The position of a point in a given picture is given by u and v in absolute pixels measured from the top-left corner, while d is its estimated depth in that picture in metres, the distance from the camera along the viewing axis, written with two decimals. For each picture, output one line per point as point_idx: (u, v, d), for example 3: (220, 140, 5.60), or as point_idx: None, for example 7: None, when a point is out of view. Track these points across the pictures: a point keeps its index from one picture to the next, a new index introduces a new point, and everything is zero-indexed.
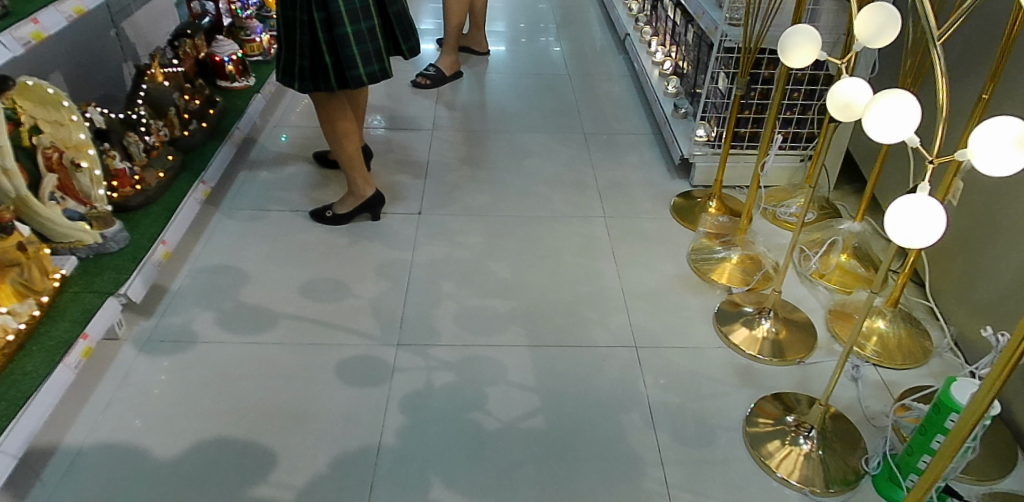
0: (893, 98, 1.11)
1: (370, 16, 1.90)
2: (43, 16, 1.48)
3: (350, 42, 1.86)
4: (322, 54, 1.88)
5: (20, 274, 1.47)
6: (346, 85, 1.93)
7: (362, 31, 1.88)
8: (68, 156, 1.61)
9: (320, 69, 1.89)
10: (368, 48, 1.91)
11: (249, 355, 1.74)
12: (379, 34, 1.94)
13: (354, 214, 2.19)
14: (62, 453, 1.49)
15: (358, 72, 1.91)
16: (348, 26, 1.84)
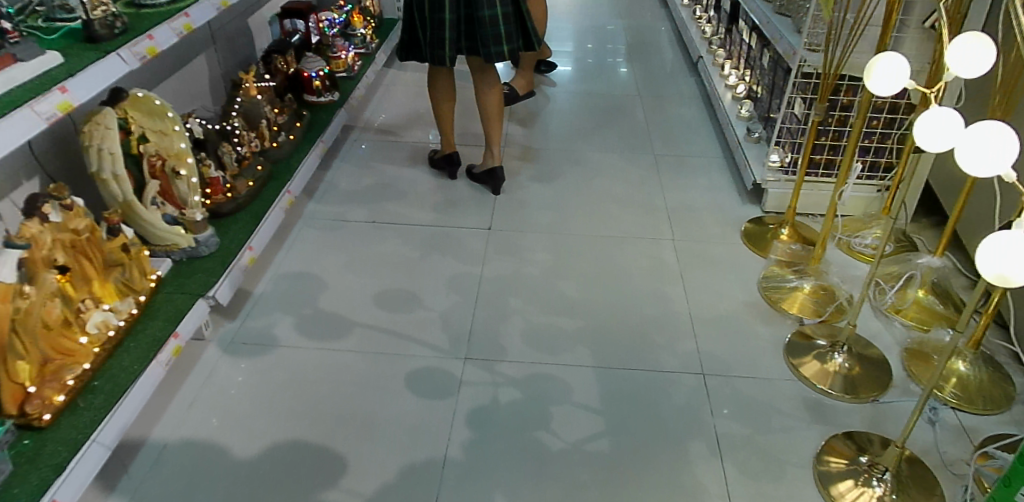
0: (985, 130, 1.07)
1: (444, 9, 2.17)
2: (157, 32, 1.61)
3: (426, 25, 2.22)
4: (415, 32, 2.30)
5: (122, 274, 1.61)
6: (424, 61, 2.32)
7: (435, 20, 2.19)
8: (170, 164, 1.71)
9: (412, 44, 2.32)
10: (438, 35, 2.23)
11: (324, 361, 1.80)
12: (447, 27, 2.19)
13: (438, 162, 2.58)
14: (150, 446, 1.57)
15: (429, 52, 2.28)
16: (426, 13, 2.19)
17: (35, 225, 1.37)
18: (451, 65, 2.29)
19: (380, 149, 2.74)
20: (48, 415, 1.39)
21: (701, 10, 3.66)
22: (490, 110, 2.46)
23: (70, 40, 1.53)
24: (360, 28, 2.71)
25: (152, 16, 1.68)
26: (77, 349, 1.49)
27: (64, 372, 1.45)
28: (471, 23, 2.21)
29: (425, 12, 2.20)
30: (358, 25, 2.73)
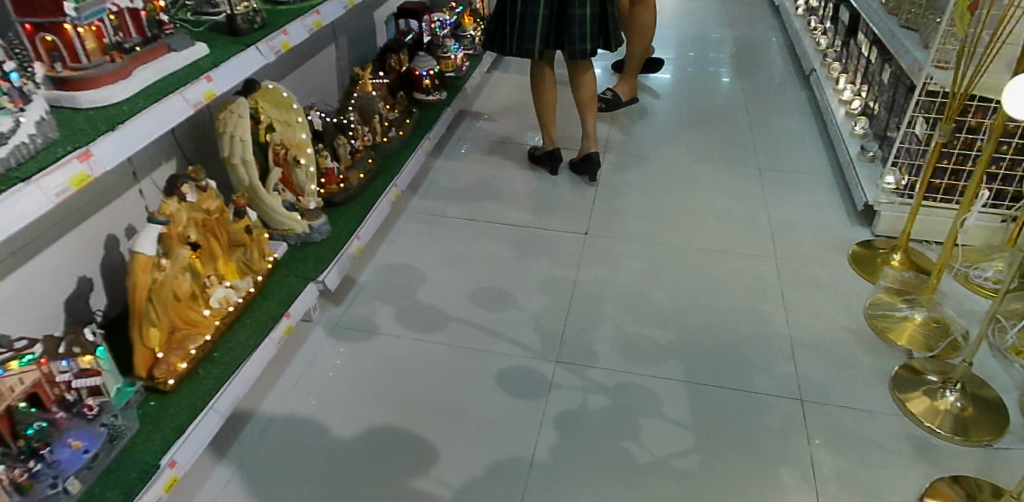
0: None
1: (539, 4, 2.20)
2: (292, 28, 1.71)
3: (516, 20, 2.25)
4: (502, 25, 2.33)
5: (244, 254, 1.72)
6: (507, 52, 2.34)
7: (527, 15, 2.22)
8: (291, 153, 1.82)
9: (498, 34, 2.33)
10: (528, 29, 2.25)
11: (421, 352, 1.85)
12: (540, 23, 2.22)
13: (540, 160, 2.63)
14: (258, 418, 1.66)
15: (515, 45, 2.30)
16: (520, 6, 2.22)
17: (175, 203, 1.47)
18: (535, 59, 2.31)
19: (480, 149, 2.78)
20: (172, 380, 1.51)
21: (816, 21, 3.52)
22: (585, 103, 2.51)
23: (215, 33, 1.65)
24: (470, 30, 2.78)
25: (286, 12, 1.78)
26: (200, 320, 1.59)
27: (188, 342, 1.55)
28: (561, 20, 2.23)
29: (521, 6, 2.23)
30: (468, 27, 2.80)
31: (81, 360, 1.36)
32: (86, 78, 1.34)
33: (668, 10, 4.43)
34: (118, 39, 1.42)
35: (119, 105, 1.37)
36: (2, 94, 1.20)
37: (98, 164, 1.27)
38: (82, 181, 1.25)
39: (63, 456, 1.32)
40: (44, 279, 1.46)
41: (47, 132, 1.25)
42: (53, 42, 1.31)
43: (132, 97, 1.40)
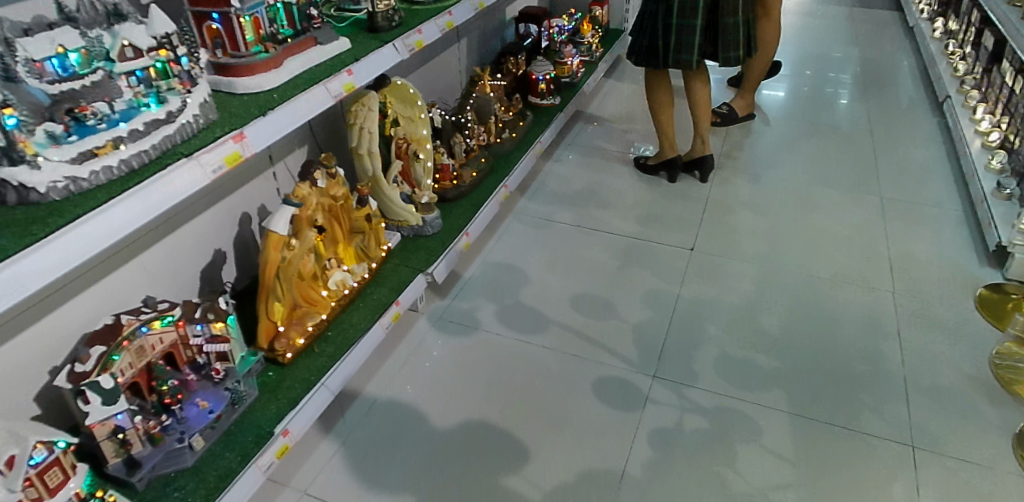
0: None
1: (695, 15, 2.22)
2: (425, 27, 1.77)
3: (672, 33, 2.26)
4: (654, 40, 2.32)
5: (363, 241, 1.80)
6: (661, 66, 2.36)
7: (685, 26, 2.25)
8: (412, 148, 1.89)
9: (650, 50, 2.34)
10: (685, 41, 2.27)
11: (521, 352, 1.87)
12: (698, 33, 2.24)
13: (655, 168, 2.64)
14: (363, 399, 1.74)
15: (670, 58, 2.31)
16: (675, 19, 2.24)
17: (306, 188, 1.56)
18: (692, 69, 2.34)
19: (588, 156, 2.79)
20: (290, 354, 1.59)
21: (955, 46, 3.32)
22: (701, 110, 2.51)
23: (356, 29, 1.74)
24: (587, 36, 2.76)
25: (422, 13, 1.85)
26: (319, 300, 1.68)
27: (306, 319, 1.64)
28: (713, 30, 2.33)
29: (673, 20, 2.24)
30: (586, 32, 2.76)
31: (213, 326, 1.48)
32: (243, 67, 1.44)
33: (790, 27, 4.28)
34: (272, 30, 1.51)
35: (268, 92, 1.46)
36: (173, 76, 1.35)
37: (250, 145, 1.35)
38: (235, 159, 1.33)
39: (190, 414, 1.45)
40: (186, 248, 1.59)
41: (207, 114, 1.38)
42: (217, 30, 1.42)
43: (281, 85, 1.49)
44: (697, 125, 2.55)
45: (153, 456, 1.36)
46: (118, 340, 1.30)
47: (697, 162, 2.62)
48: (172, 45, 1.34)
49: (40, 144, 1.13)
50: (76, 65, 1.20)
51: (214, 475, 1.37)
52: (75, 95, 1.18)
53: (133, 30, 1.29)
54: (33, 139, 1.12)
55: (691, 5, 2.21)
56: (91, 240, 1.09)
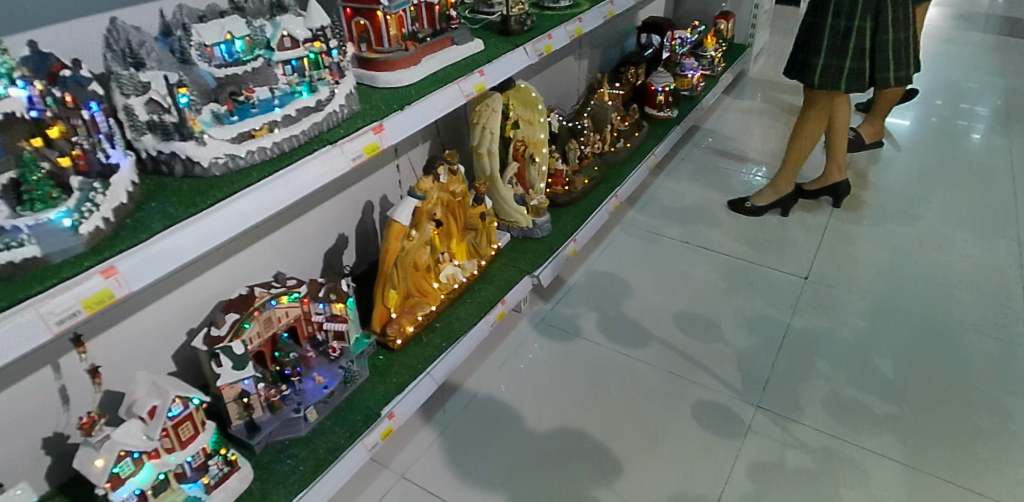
0: None
1: (902, 28, 2.17)
2: (555, 32, 1.79)
3: (886, 48, 2.16)
4: (859, 60, 2.17)
5: (475, 238, 1.84)
6: (873, 86, 2.22)
7: (898, 40, 2.17)
8: (529, 151, 1.93)
9: (859, 71, 2.18)
10: (899, 55, 2.20)
11: (621, 365, 1.86)
12: (906, 45, 2.20)
13: (768, 208, 2.50)
14: (462, 393, 1.77)
15: (889, 75, 2.20)
16: (890, 33, 2.14)
17: (429, 182, 1.62)
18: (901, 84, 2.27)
19: (700, 173, 2.74)
20: (400, 341, 1.65)
21: None
22: (835, 141, 2.43)
23: (488, 31, 1.79)
24: (711, 50, 2.73)
25: (552, 17, 1.88)
26: (430, 291, 1.73)
27: (417, 308, 1.69)
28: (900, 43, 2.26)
29: (889, 35, 2.14)
30: (709, 46, 2.74)
31: (334, 306, 1.56)
32: (385, 62, 1.50)
33: (926, 53, 4.03)
34: (413, 28, 1.57)
35: (406, 88, 1.51)
36: (324, 67, 1.41)
37: (388, 137, 1.41)
38: (373, 149, 1.38)
39: (307, 387, 1.52)
40: (314, 229, 1.68)
41: (351, 105, 1.44)
42: (364, 26, 1.50)
43: (417, 82, 1.54)
44: (829, 155, 2.47)
45: (271, 422, 1.45)
46: (250, 309, 1.39)
47: (828, 188, 2.53)
48: (326, 38, 1.40)
49: (206, 123, 1.23)
50: (239, 52, 1.32)
51: (324, 447, 1.44)
52: (238, 80, 1.31)
53: (292, 21, 1.36)
54: (200, 118, 1.23)
55: (898, 20, 2.16)
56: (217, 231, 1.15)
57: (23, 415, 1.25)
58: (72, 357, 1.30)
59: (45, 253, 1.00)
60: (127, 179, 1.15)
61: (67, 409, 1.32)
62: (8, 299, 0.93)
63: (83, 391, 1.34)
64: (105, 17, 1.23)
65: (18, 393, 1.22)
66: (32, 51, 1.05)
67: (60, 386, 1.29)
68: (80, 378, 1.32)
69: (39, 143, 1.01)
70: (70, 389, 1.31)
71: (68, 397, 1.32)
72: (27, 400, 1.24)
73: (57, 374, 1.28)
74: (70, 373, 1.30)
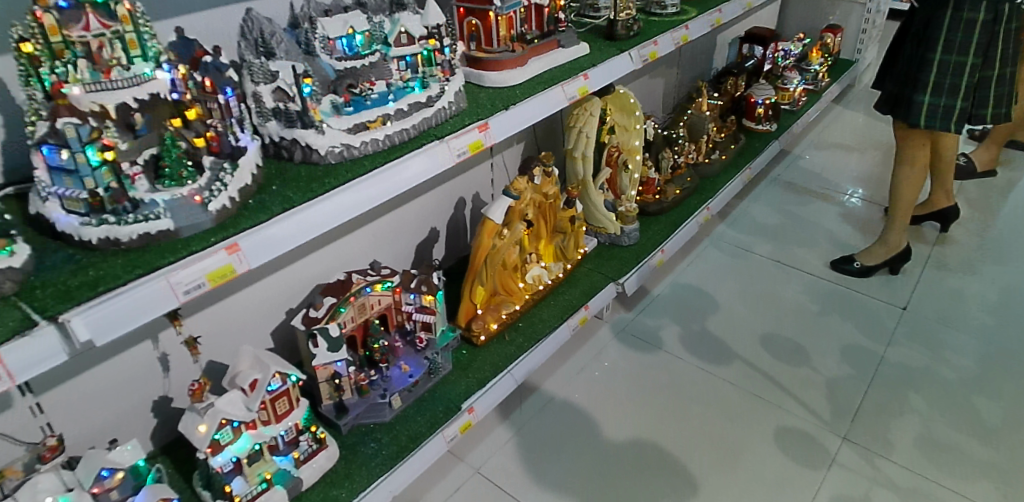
0: None
1: (1009, 63, 1.96)
2: (661, 39, 1.77)
3: (993, 85, 1.95)
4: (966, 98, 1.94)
5: (563, 241, 1.84)
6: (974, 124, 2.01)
7: (1004, 75, 1.96)
8: (622, 158, 1.91)
9: (963, 111, 1.96)
10: (1003, 91, 1.99)
11: (702, 382, 1.81)
12: (1011, 79, 1.99)
13: (879, 267, 2.20)
14: (540, 395, 1.78)
15: (988, 112, 1.99)
16: (997, 68, 1.93)
17: (524, 182, 1.63)
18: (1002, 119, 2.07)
19: (792, 190, 2.65)
20: (484, 337, 1.67)
21: None
22: (942, 166, 2.29)
23: (595, 34, 1.80)
24: (815, 64, 2.66)
25: (660, 24, 1.87)
26: (516, 291, 1.74)
27: (502, 306, 1.71)
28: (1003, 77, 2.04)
29: (997, 70, 1.94)
30: (815, 59, 2.67)
31: (424, 298, 1.58)
32: (493, 62, 1.53)
33: None
34: (522, 30, 1.59)
35: (511, 88, 1.53)
36: (437, 65, 1.44)
37: (492, 135, 1.42)
38: (478, 147, 1.40)
39: (394, 374, 1.57)
40: (409, 221, 1.72)
41: (459, 102, 1.46)
42: (476, 25, 1.53)
43: (523, 83, 1.55)
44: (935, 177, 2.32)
45: (358, 405, 1.50)
46: (346, 294, 1.43)
47: (934, 213, 2.40)
48: (440, 36, 1.43)
49: (326, 113, 1.30)
50: (360, 46, 1.38)
51: (406, 435, 1.48)
52: (356, 73, 1.36)
53: (411, 19, 1.40)
54: (320, 108, 1.29)
55: (1007, 55, 1.95)
56: (319, 220, 1.18)
57: (130, 378, 1.32)
58: (170, 332, 1.36)
59: (177, 227, 1.07)
60: (253, 161, 1.19)
61: (166, 376, 1.39)
62: (144, 268, 1.01)
63: (184, 360, 1.41)
64: (239, 7, 1.28)
65: (126, 357, 1.30)
66: (180, 37, 1.15)
67: (158, 355, 1.35)
68: (181, 348, 1.39)
69: (179, 124, 1.12)
70: (171, 358, 1.38)
71: (168, 364, 1.39)
72: (131, 364, 1.31)
73: (155, 346, 1.34)
74: (168, 345, 1.36)
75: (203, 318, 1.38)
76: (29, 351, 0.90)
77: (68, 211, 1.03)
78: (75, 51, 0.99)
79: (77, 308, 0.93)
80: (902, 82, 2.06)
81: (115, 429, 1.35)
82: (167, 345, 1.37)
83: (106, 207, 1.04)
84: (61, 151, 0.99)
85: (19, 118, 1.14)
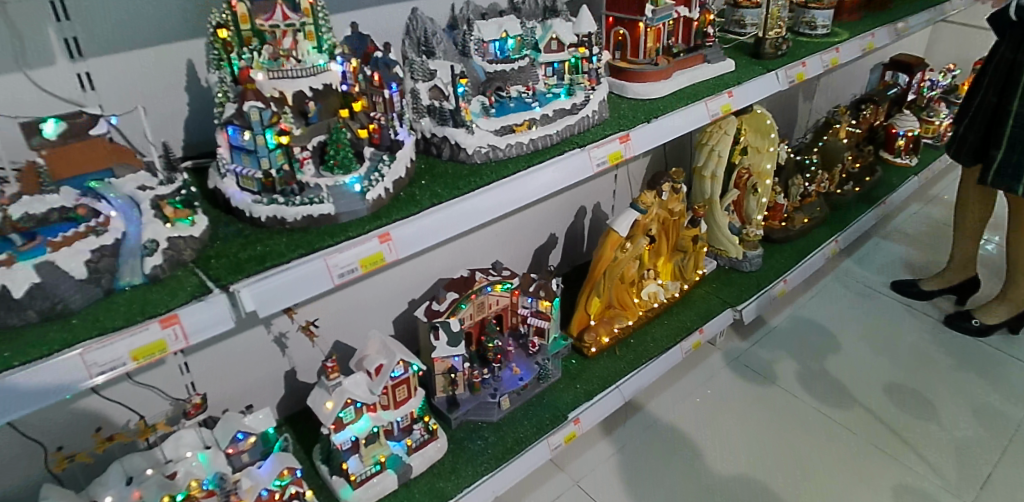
0: None
1: None
2: (810, 60, 1.71)
3: None
4: None
5: (682, 260, 1.81)
6: None
7: None
8: (752, 180, 1.87)
9: None
10: None
11: (816, 424, 1.72)
12: None
13: (1000, 326, 2.01)
14: (645, 415, 1.75)
15: None
16: None
17: (651, 196, 1.61)
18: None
19: (928, 232, 2.50)
20: (594, 349, 1.66)
21: None
22: None
23: (741, 52, 1.77)
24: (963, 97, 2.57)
25: (808, 46, 1.80)
26: (630, 306, 1.72)
27: (615, 320, 1.69)
28: None
29: None
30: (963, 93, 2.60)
31: (540, 302, 1.59)
32: (638, 73, 1.52)
33: None
34: (668, 43, 1.59)
35: (655, 101, 1.51)
36: (583, 73, 1.45)
37: (632, 147, 1.39)
38: (618, 157, 1.37)
39: (504, 375, 1.57)
40: (531, 226, 1.74)
41: (603, 111, 1.44)
42: (623, 35, 1.54)
43: (667, 96, 1.53)
44: None
45: (469, 402, 1.51)
46: (468, 291, 1.45)
47: None
48: (591, 44, 1.43)
49: (475, 114, 1.32)
50: (510, 50, 1.40)
51: (511, 437, 1.48)
52: (505, 76, 1.38)
53: (563, 26, 1.41)
54: (470, 108, 1.33)
55: None
56: (464, 216, 1.19)
57: (256, 352, 1.39)
58: (283, 317, 1.40)
59: (337, 212, 1.11)
60: (408, 155, 1.22)
61: (285, 354, 1.44)
62: (306, 248, 1.06)
63: (302, 345, 1.46)
64: (406, 6, 1.34)
65: (257, 331, 1.37)
66: (356, 33, 1.21)
67: (273, 336, 1.40)
68: (297, 332, 1.44)
69: (345, 115, 1.17)
70: (287, 339, 1.43)
71: (286, 344, 1.44)
72: (260, 338, 1.38)
73: (268, 329, 1.38)
74: (282, 327, 1.40)
75: (328, 300, 1.43)
76: (205, 312, 0.95)
77: (242, 188, 1.11)
78: (262, 37, 1.09)
79: (246, 280, 0.99)
80: (986, 134, 1.88)
81: (249, 395, 1.43)
82: (281, 328, 1.41)
83: (277, 187, 1.11)
84: (244, 132, 1.06)
85: (204, 97, 1.22)
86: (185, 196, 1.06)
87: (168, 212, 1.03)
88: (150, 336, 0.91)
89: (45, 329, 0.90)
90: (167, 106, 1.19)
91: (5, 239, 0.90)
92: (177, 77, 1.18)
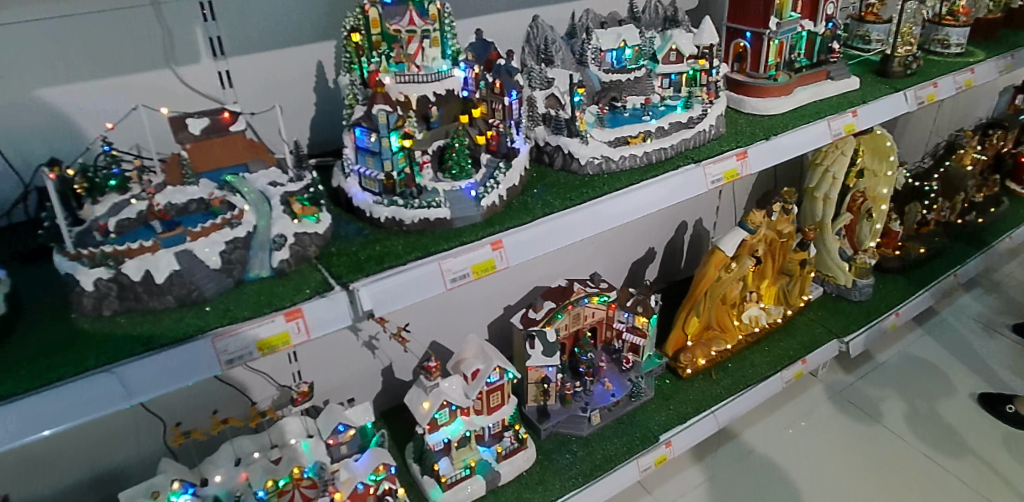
0: None
1: None
2: (942, 80, 1.59)
3: None
4: None
5: (787, 283, 1.74)
6: None
7: None
8: (867, 205, 1.76)
9: None
10: None
11: (925, 471, 1.60)
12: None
13: None
14: (739, 444, 1.68)
15: None
16: None
17: (761, 216, 1.55)
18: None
19: None
20: (690, 370, 1.61)
21: None
22: None
23: (866, 69, 1.68)
24: None
25: (940, 66, 1.69)
26: (730, 328, 1.66)
27: (713, 343, 1.64)
28: None
29: None
30: None
31: (637, 318, 1.56)
32: (756, 88, 1.46)
33: None
34: (791, 58, 1.53)
35: (772, 117, 1.45)
36: (701, 85, 1.40)
37: (749, 165, 1.32)
38: (733, 175, 1.30)
39: (597, 390, 1.55)
40: (629, 238, 1.71)
41: (719, 126, 1.38)
42: (743, 48, 1.51)
43: (785, 113, 1.46)
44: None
45: (559, 414, 1.49)
46: (565, 302, 1.44)
47: None
48: (712, 56, 1.38)
49: (590, 124, 1.31)
50: (627, 60, 1.41)
51: (600, 454, 1.45)
52: (620, 85, 1.38)
53: (683, 36, 1.39)
54: (585, 119, 1.32)
55: None
56: (575, 228, 1.15)
57: (354, 348, 1.42)
58: (374, 323, 1.42)
59: (452, 217, 1.11)
60: (523, 163, 1.22)
61: (375, 355, 1.46)
62: (421, 252, 1.06)
63: (397, 348, 1.50)
64: (528, 13, 1.35)
65: (359, 327, 1.40)
66: (479, 40, 1.23)
67: (362, 341, 1.42)
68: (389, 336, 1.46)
69: (465, 121, 1.20)
70: (378, 343, 1.45)
71: (376, 346, 1.46)
72: (360, 334, 1.41)
73: (356, 333, 1.40)
74: (370, 333, 1.43)
75: (430, 301, 1.46)
76: (326, 309, 0.95)
77: (364, 189, 1.13)
78: (389, 41, 1.11)
79: (364, 279, 0.98)
80: None
81: (348, 389, 1.47)
82: (370, 332, 1.43)
83: (397, 189, 1.12)
84: (371, 134, 1.08)
85: (331, 98, 1.27)
86: (313, 193, 1.09)
87: (295, 209, 1.04)
88: (275, 327, 0.91)
89: (182, 314, 0.91)
90: (296, 105, 1.23)
91: (148, 226, 0.96)
92: (308, 77, 1.22)
